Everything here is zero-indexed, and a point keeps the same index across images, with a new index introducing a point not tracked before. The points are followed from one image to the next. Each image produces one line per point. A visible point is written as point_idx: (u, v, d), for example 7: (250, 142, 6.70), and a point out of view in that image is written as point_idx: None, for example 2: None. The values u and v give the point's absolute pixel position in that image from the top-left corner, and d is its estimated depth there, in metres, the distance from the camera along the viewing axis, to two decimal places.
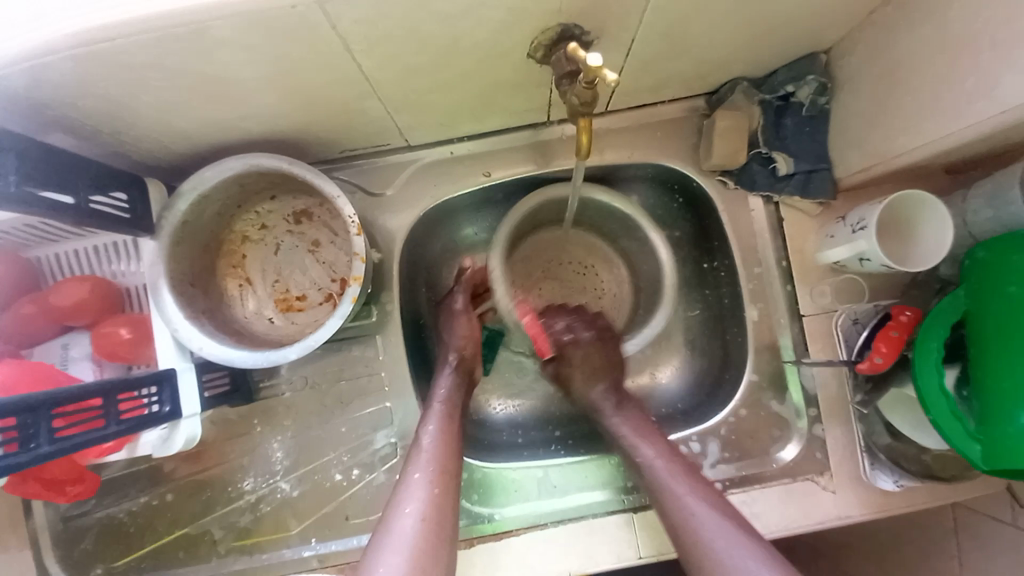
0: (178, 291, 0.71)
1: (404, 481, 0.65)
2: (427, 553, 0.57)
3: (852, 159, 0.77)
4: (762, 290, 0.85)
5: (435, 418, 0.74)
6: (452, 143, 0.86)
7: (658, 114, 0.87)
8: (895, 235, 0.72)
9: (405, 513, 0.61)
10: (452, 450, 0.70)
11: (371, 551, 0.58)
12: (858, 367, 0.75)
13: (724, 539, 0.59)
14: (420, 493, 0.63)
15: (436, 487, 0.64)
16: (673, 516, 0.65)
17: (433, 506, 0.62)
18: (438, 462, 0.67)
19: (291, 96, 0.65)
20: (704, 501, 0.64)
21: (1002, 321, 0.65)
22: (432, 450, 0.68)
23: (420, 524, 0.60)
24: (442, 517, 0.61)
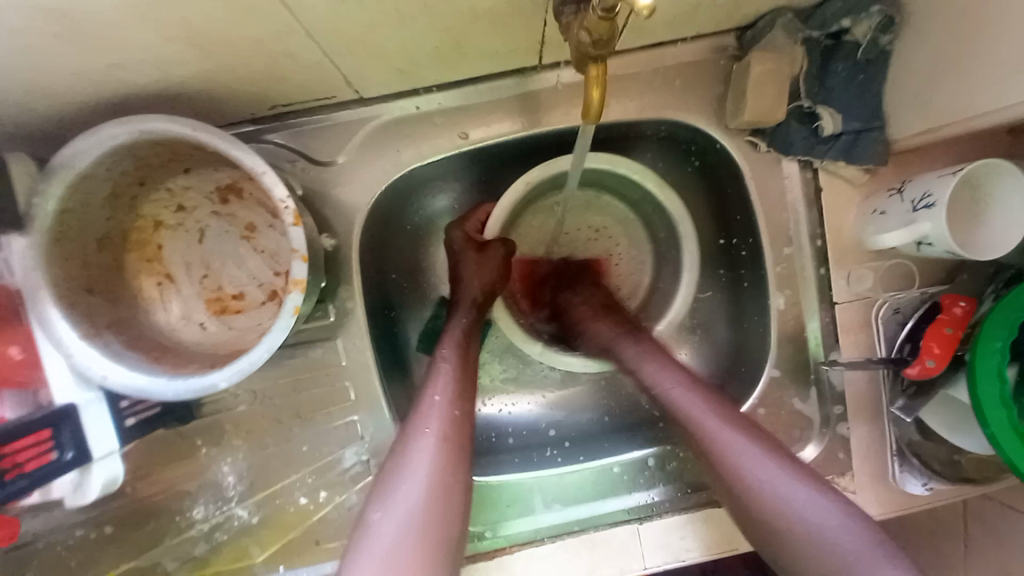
0: (67, 303, 0.55)
1: (421, 402, 0.59)
2: (448, 476, 0.53)
3: (915, 116, 0.62)
4: (789, 274, 0.73)
5: (451, 342, 0.66)
6: (417, 94, 0.68)
7: (676, 56, 0.69)
8: (967, 214, 0.59)
9: (424, 435, 0.56)
10: (460, 394, 0.61)
11: (391, 465, 0.55)
12: (907, 371, 0.64)
13: (795, 494, 0.53)
14: (439, 422, 0.57)
15: (450, 427, 0.57)
16: (724, 466, 0.57)
17: (449, 447, 0.56)
18: (459, 385, 0.61)
19: (181, 33, 0.46)
20: (764, 453, 0.56)
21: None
22: (445, 390, 0.60)
23: (438, 454, 0.55)
24: (457, 446, 0.56)
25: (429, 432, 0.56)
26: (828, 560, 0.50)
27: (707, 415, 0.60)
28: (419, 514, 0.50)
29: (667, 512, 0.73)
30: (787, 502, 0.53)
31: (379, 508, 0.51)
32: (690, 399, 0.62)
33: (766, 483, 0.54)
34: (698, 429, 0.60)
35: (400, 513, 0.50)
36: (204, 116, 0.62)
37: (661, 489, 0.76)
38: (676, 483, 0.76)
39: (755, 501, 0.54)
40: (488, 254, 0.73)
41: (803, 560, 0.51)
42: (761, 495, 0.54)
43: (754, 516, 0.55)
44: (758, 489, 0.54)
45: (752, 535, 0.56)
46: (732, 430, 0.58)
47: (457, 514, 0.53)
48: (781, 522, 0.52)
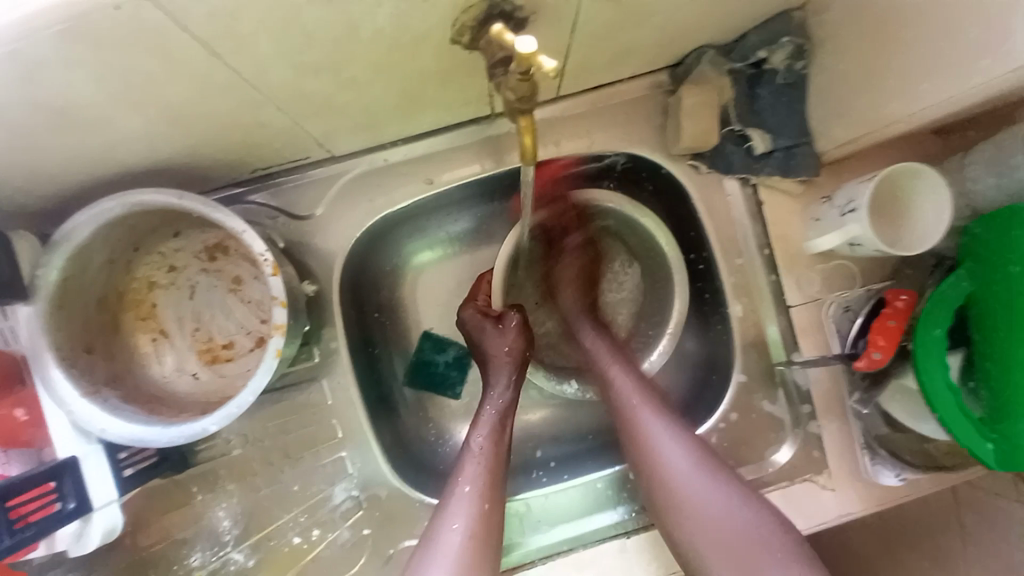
0: (68, 361, 0.60)
1: (449, 494, 0.62)
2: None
3: (834, 131, 0.68)
4: (744, 283, 0.78)
5: (486, 426, 0.68)
6: (384, 148, 0.74)
7: (617, 95, 0.76)
8: (888, 215, 0.64)
9: (452, 532, 0.59)
10: (490, 487, 0.62)
11: (421, 550, 0.59)
12: (857, 365, 0.68)
13: (695, 480, 0.62)
14: (465, 519, 0.59)
15: (479, 523, 0.60)
16: (642, 449, 0.66)
17: (478, 544, 0.58)
18: (490, 475, 0.63)
19: (166, 115, 0.53)
20: (679, 438, 0.65)
21: (1009, 299, 0.59)
22: (475, 483, 0.62)
23: (467, 549, 0.58)
24: (486, 543, 0.59)
25: (458, 530, 0.59)
26: (708, 520, 0.60)
27: (653, 419, 0.67)
28: None
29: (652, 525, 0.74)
30: (676, 476, 0.63)
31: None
32: (640, 399, 0.69)
33: (678, 472, 0.63)
34: (629, 411, 0.68)
35: None
36: (193, 184, 0.68)
37: None
38: None
39: (662, 484, 0.63)
40: (506, 324, 0.74)
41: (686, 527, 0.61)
42: (671, 480, 0.63)
43: (659, 496, 0.64)
44: (665, 469, 0.63)
45: (652, 508, 0.65)
46: (662, 427, 0.66)
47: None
48: (673, 496, 0.62)
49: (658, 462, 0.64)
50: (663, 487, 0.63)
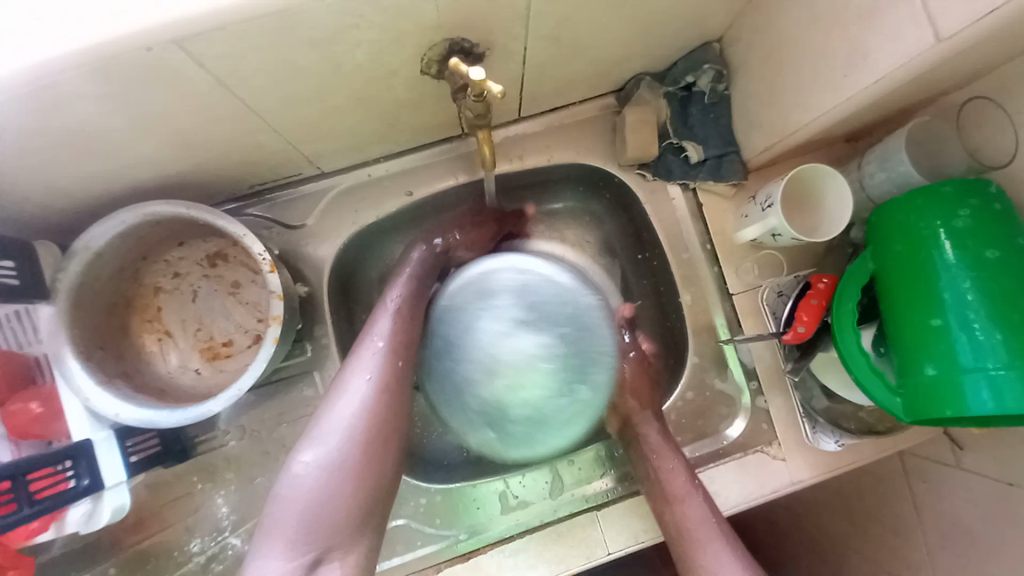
0: (85, 356, 0.67)
1: (362, 347, 0.67)
2: (377, 422, 0.63)
3: (755, 140, 0.80)
4: (691, 274, 0.88)
5: (400, 289, 0.75)
6: (368, 164, 0.84)
7: (571, 116, 0.88)
8: (801, 209, 0.76)
9: (363, 379, 0.65)
10: (404, 349, 0.69)
11: (327, 399, 0.65)
12: (784, 338, 0.77)
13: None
14: (372, 369, 0.65)
15: (391, 372, 0.66)
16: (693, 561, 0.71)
17: (387, 392, 0.65)
18: (399, 339, 0.69)
19: (180, 137, 0.62)
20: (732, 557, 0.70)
21: (908, 273, 0.67)
22: (387, 338, 0.68)
23: (373, 395, 0.64)
24: (393, 390, 0.66)
25: (367, 378, 0.65)
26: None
27: (712, 541, 0.72)
28: (341, 447, 0.61)
29: (621, 497, 0.82)
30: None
31: (311, 439, 0.61)
32: (705, 530, 0.72)
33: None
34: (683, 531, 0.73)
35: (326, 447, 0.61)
36: (198, 198, 0.77)
37: (616, 474, 0.85)
38: (627, 468, 0.85)
39: None
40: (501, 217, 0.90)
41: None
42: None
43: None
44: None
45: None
46: (707, 530, 0.72)
47: (384, 456, 0.63)
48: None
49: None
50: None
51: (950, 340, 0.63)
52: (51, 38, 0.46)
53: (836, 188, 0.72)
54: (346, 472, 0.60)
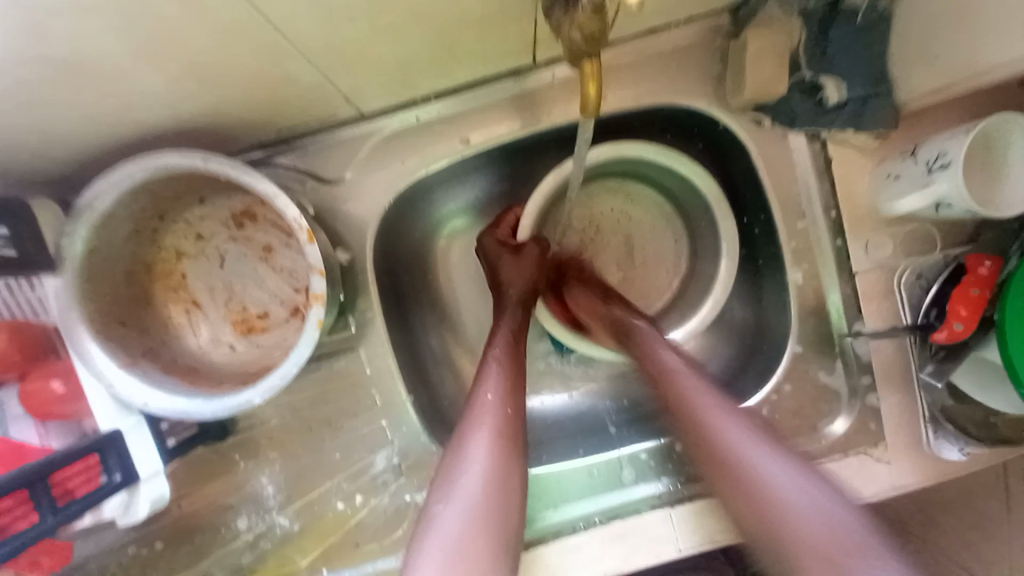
0: (103, 335, 0.59)
1: (474, 399, 0.60)
2: (505, 478, 0.54)
3: (921, 77, 0.61)
4: (803, 248, 0.72)
5: (500, 340, 0.66)
6: (415, 105, 0.68)
7: (671, 42, 0.69)
8: (981, 173, 0.58)
9: (482, 435, 0.57)
10: (515, 395, 0.60)
11: (447, 459, 0.56)
12: (935, 336, 0.64)
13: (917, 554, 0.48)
14: (489, 420, 0.57)
15: (506, 424, 0.58)
16: (755, 492, 0.53)
17: (507, 447, 0.56)
18: (512, 384, 0.61)
19: (189, 68, 0.48)
20: (788, 466, 0.55)
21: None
22: (498, 387, 0.60)
23: (497, 450, 0.56)
24: (512, 441, 0.57)
25: (485, 433, 0.57)
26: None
27: (748, 444, 0.56)
28: (479, 506, 0.52)
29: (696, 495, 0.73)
30: (818, 538, 0.49)
31: (442, 499, 0.53)
32: (748, 442, 0.57)
33: (804, 524, 0.50)
34: (698, 416, 0.59)
35: (462, 506, 0.52)
36: (217, 144, 0.64)
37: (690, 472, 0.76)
38: None
39: (805, 541, 0.49)
40: (523, 255, 0.70)
41: (797, 550, 0.49)
42: (773, 499, 0.52)
43: (750, 514, 0.54)
44: (764, 488, 0.53)
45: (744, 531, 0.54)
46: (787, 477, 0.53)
47: (513, 508, 0.54)
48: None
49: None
50: (778, 527, 0.51)
51: None
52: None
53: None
54: (482, 534, 0.50)
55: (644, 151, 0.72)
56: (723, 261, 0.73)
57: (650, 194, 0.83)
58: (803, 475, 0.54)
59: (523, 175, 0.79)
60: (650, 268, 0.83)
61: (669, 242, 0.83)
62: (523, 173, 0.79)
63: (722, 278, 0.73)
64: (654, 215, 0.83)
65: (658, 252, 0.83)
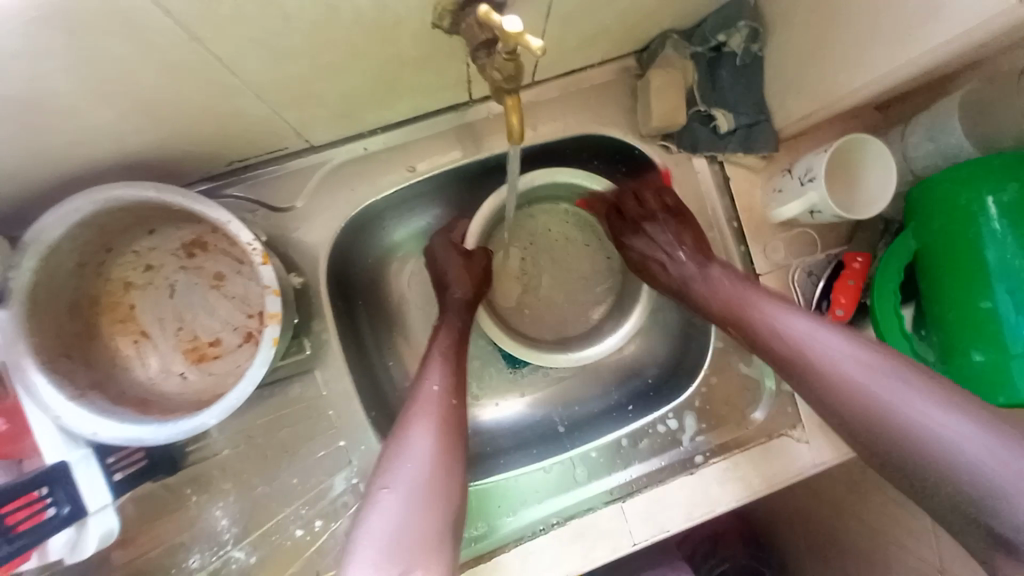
0: (49, 367, 0.58)
1: (419, 391, 0.63)
2: (446, 462, 0.57)
3: (790, 106, 0.73)
4: (715, 254, 0.82)
5: (444, 337, 0.70)
6: (363, 137, 0.74)
7: (588, 81, 0.79)
8: (840, 183, 0.71)
9: (425, 423, 0.60)
10: (457, 387, 0.65)
11: (391, 448, 0.59)
12: (823, 323, 0.74)
13: (866, 379, 0.55)
14: (432, 411, 0.61)
15: (449, 413, 0.61)
16: (824, 376, 0.57)
17: (449, 433, 0.60)
18: (454, 376, 0.65)
19: (143, 105, 0.52)
20: (909, 384, 0.53)
21: (946, 262, 0.66)
22: (442, 380, 0.64)
23: (439, 436, 0.59)
24: (454, 430, 0.61)
25: (428, 421, 0.60)
26: (976, 494, 0.47)
27: (837, 345, 0.58)
28: (422, 487, 0.55)
29: (645, 488, 0.79)
30: (957, 447, 0.48)
31: (386, 485, 0.55)
32: (854, 364, 0.56)
33: (943, 441, 0.49)
34: (801, 348, 0.60)
35: (406, 488, 0.55)
36: (169, 177, 0.67)
37: (640, 464, 0.81)
38: (652, 457, 0.82)
39: (921, 447, 0.50)
40: (473, 262, 0.76)
41: (910, 447, 0.50)
42: (889, 410, 0.52)
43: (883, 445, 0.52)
44: (853, 386, 0.55)
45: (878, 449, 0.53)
46: (829, 335, 0.60)
47: (456, 489, 0.57)
48: (936, 468, 0.49)
49: (905, 428, 0.51)
50: (900, 436, 0.51)
51: (1001, 322, 0.61)
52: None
53: (884, 161, 0.67)
54: (423, 516, 0.53)
55: (572, 172, 0.81)
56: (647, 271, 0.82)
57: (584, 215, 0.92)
58: (932, 401, 0.51)
59: (466, 201, 0.86)
60: (585, 281, 0.91)
61: (603, 257, 0.92)
62: (466, 198, 0.85)
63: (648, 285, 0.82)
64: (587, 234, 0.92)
65: (592, 267, 0.92)
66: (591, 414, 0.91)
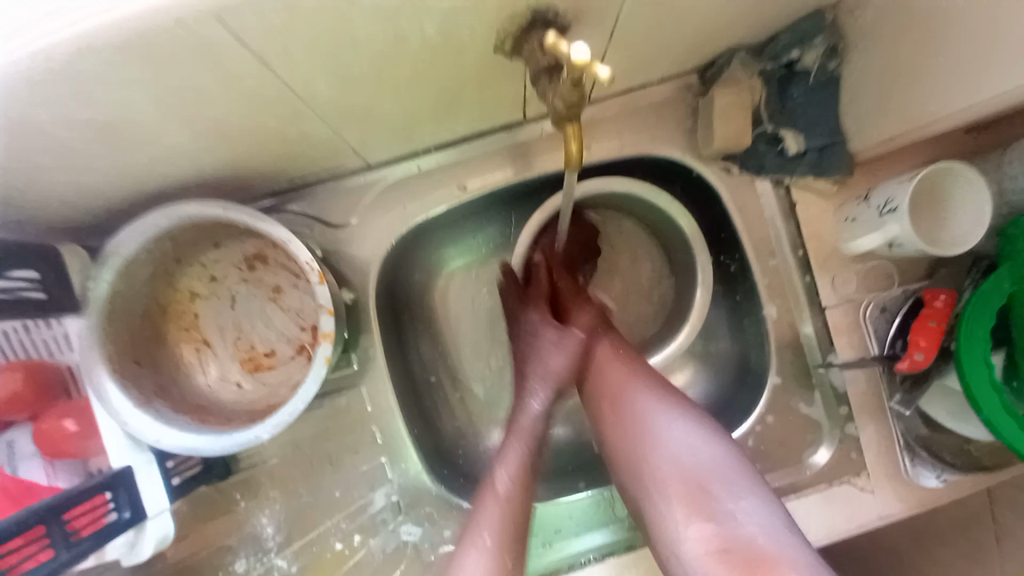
0: (120, 373, 0.62)
1: (508, 445, 0.67)
2: (517, 526, 0.61)
3: (869, 130, 0.68)
4: (778, 283, 0.78)
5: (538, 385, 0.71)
6: (419, 156, 0.75)
7: (647, 100, 0.77)
8: (929, 213, 0.65)
9: (507, 480, 0.63)
10: (538, 444, 0.68)
11: (477, 501, 0.63)
12: (897, 366, 0.68)
13: (703, 436, 0.60)
14: (525, 441, 0.67)
15: (530, 470, 0.65)
16: (635, 432, 0.62)
17: (527, 492, 0.63)
18: (538, 434, 0.68)
19: (219, 128, 0.54)
20: (689, 432, 0.61)
21: None
22: (528, 436, 0.68)
23: (516, 494, 0.63)
24: (530, 488, 0.64)
25: (510, 482, 0.63)
26: (673, 493, 0.58)
27: (649, 394, 0.64)
28: (493, 548, 0.59)
29: None
30: (675, 476, 0.58)
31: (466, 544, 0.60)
32: (648, 404, 0.63)
33: (669, 463, 0.59)
34: (608, 376, 0.67)
35: (481, 549, 0.59)
36: (236, 193, 0.70)
37: None
38: None
39: (644, 474, 0.60)
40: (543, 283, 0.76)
41: (646, 483, 0.60)
42: (649, 454, 0.60)
43: (624, 467, 0.63)
44: (644, 440, 0.61)
45: (614, 467, 0.64)
46: (644, 391, 0.64)
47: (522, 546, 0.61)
48: (652, 493, 0.59)
49: (638, 440, 0.61)
50: (641, 468, 0.60)
51: None
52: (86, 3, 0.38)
53: (975, 186, 0.62)
54: (502, 540, 0.60)
55: (631, 187, 0.78)
56: (699, 291, 0.79)
57: (637, 232, 0.88)
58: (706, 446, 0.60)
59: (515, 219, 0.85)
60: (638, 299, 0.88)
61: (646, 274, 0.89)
62: (516, 215, 0.84)
63: (699, 306, 0.79)
64: (640, 251, 0.88)
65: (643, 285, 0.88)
66: None
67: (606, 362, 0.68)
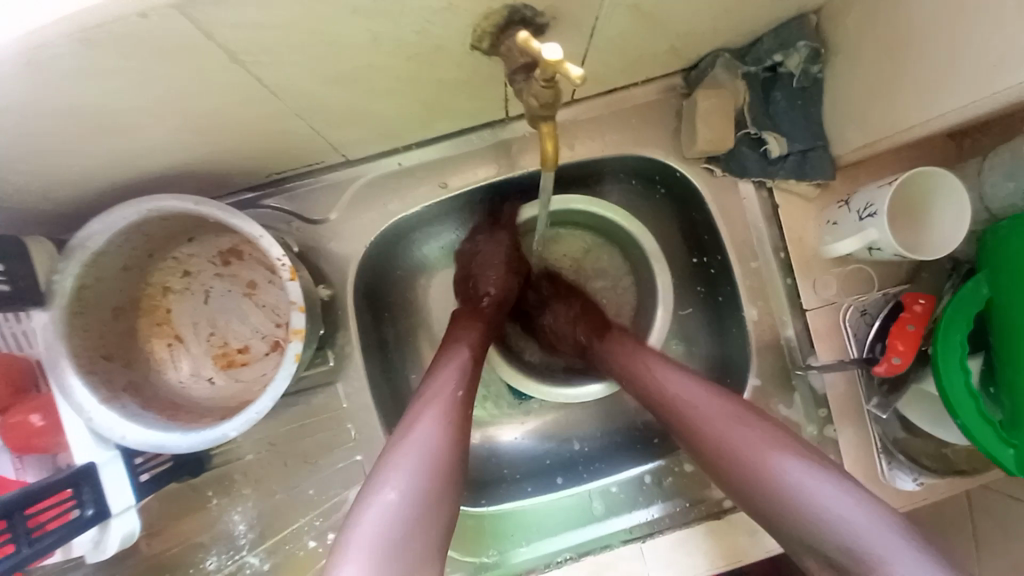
0: (86, 369, 0.61)
1: (428, 389, 0.59)
2: (434, 492, 0.50)
3: (851, 134, 0.68)
4: (759, 286, 0.77)
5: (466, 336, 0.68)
6: (399, 152, 0.74)
7: (631, 100, 0.76)
8: (906, 220, 0.65)
9: (428, 421, 0.55)
10: (469, 380, 0.61)
11: (386, 452, 0.53)
12: (875, 369, 0.69)
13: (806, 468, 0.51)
14: (440, 408, 0.56)
15: (459, 412, 0.57)
16: (749, 468, 0.52)
17: (451, 444, 0.54)
18: (472, 377, 0.62)
19: (188, 122, 0.53)
20: (809, 464, 0.51)
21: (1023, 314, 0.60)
22: (459, 379, 0.60)
23: (438, 441, 0.53)
24: (459, 433, 0.56)
25: (429, 424, 0.54)
26: (851, 554, 0.46)
27: (739, 423, 0.55)
28: (403, 524, 0.46)
29: (668, 529, 0.75)
30: (819, 517, 0.48)
31: (364, 509, 0.48)
32: (750, 437, 0.54)
33: (819, 507, 0.48)
34: (673, 399, 0.60)
35: (384, 521, 0.46)
36: (210, 187, 0.68)
37: (662, 505, 0.78)
38: (674, 497, 0.78)
39: (799, 520, 0.49)
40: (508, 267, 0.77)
41: (790, 528, 0.49)
42: (779, 491, 0.50)
43: (754, 510, 0.52)
44: (765, 474, 0.51)
45: (746, 511, 0.53)
46: (719, 412, 0.57)
47: (446, 518, 0.50)
48: (810, 542, 0.48)
49: (773, 487, 0.51)
50: (777, 510, 0.50)
51: None
52: (46, 3, 0.37)
53: (950, 190, 0.61)
54: (416, 526, 0.47)
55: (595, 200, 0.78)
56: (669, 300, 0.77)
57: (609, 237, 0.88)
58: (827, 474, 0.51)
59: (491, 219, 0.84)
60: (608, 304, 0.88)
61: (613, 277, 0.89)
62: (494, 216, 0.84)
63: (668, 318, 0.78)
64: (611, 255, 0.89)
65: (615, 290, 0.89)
66: (612, 444, 0.86)
67: (662, 382, 0.62)
